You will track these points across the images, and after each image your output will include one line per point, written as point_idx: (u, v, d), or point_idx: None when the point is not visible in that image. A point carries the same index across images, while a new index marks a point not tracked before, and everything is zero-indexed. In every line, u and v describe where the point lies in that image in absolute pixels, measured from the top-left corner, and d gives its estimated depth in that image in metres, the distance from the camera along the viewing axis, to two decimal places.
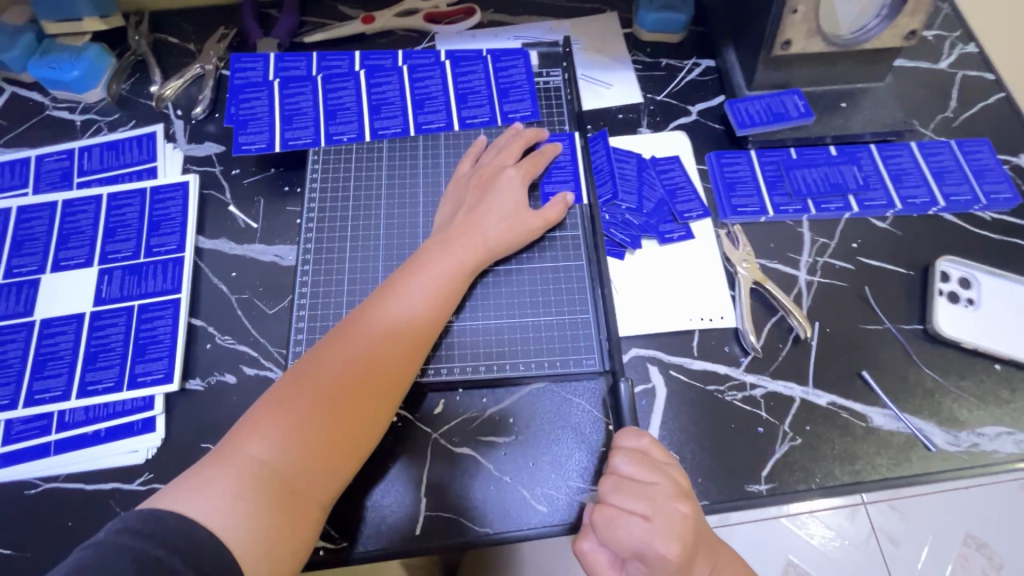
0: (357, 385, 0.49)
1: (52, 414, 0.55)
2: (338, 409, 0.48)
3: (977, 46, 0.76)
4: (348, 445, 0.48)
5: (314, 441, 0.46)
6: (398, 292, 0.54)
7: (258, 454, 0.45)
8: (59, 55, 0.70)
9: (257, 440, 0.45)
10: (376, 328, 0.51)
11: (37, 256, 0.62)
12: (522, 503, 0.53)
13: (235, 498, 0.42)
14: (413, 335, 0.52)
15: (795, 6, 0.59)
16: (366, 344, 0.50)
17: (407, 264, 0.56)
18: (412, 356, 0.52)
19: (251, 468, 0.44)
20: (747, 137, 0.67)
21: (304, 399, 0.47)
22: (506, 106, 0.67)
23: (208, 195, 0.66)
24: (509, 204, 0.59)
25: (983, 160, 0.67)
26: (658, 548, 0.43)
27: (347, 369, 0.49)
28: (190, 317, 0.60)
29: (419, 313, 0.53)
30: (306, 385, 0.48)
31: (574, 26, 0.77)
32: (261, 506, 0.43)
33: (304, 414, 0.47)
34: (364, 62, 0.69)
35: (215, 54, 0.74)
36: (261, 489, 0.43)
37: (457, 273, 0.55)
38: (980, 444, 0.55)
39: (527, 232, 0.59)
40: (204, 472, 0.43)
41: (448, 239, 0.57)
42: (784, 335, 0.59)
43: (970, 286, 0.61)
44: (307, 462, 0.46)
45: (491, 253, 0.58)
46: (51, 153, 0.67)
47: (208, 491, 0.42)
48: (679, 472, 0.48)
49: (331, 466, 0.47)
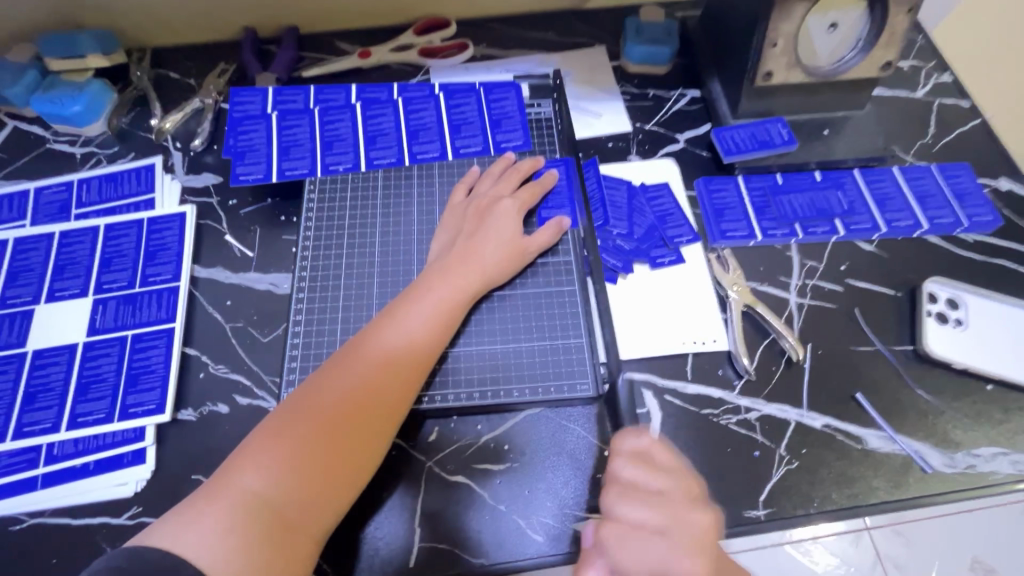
0: (355, 413, 0.49)
1: (41, 447, 0.54)
2: (334, 438, 0.47)
3: (952, 75, 0.79)
4: (343, 476, 0.47)
5: (310, 472, 0.46)
6: (397, 320, 0.54)
7: (252, 485, 0.44)
8: (61, 90, 0.71)
9: (251, 471, 0.45)
10: (376, 356, 0.51)
11: (31, 286, 0.62)
12: (518, 532, 0.52)
13: (224, 531, 0.42)
14: (411, 362, 0.52)
15: (775, 40, 0.62)
16: (365, 371, 0.50)
17: (405, 293, 0.57)
18: (409, 383, 0.52)
19: (243, 500, 0.43)
20: (734, 163, 0.69)
21: (300, 428, 0.47)
22: (499, 135, 0.69)
23: (205, 225, 0.67)
24: (504, 231, 0.60)
25: (964, 185, 0.69)
26: (683, 559, 0.44)
27: (345, 398, 0.49)
28: (183, 346, 0.60)
29: (418, 341, 0.53)
30: (302, 413, 0.48)
31: (565, 59, 0.79)
32: (252, 539, 0.42)
33: (300, 443, 0.46)
34: (360, 94, 0.71)
35: (215, 88, 0.75)
36: (252, 521, 0.43)
37: (455, 301, 0.56)
38: (976, 465, 0.55)
39: (523, 255, 0.60)
40: (194, 505, 0.43)
41: (446, 267, 0.57)
42: (777, 358, 0.59)
43: (957, 307, 0.61)
44: (301, 493, 0.45)
45: (488, 282, 0.58)
46: (50, 186, 0.68)
47: (195, 525, 0.42)
48: (683, 469, 0.49)
49: (326, 496, 0.46)
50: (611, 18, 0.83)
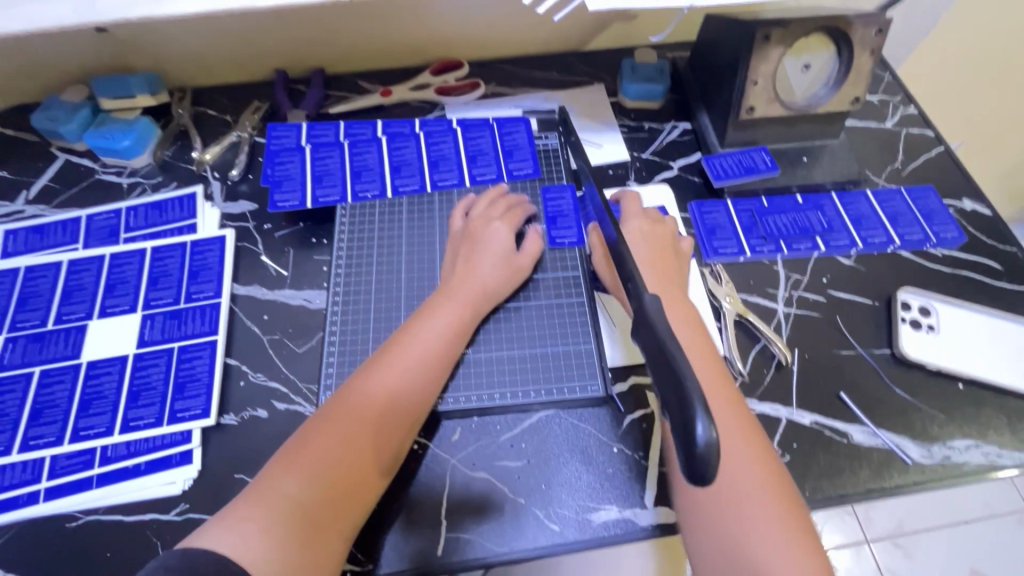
0: (379, 419, 0.52)
1: (96, 449, 0.59)
2: (363, 442, 0.50)
3: (917, 107, 0.87)
4: (372, 475, 0.51)
5: (344, 471, 0.48)
6: (415, 330, 0.58)
7: (290, 490, 0.46)
8: (112, 126, 0.78)
9: (287, 477, 0.47)
10: (398, 364, 0.55)
11: (85, 304, 0.68)
12: (537, 522, 0.56)
13: (266, 532, 0.43)
14: (427, 372, 0.56)
15: (756, 79, 0.70)
16: (387, 381, 0.54)
17: (422, 308, 0.62)
18: (425, 392, 0.56)
19: (282, 503, 0.45)
20: (723, 188, 0.76)
21: (332, 432, 0.50)
22: (511, 164, 0.76)
23: (242, 247, 0.73)
24: (502, 251, 0.66)
25: (931, 205, 0.76)
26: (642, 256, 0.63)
27: (370, 405, 0.52)
28: (226, 356, 0.65)
29: (436, 348, 0.58)
30: (331, 420, 0.51)
31: (567, 95, 0.87)
32: (291, 539, 0.44)
33: (332, 448, 0.49)
34: (385, 128, 0.78)
35: (250, 124, 0.83)
36: (291, 523, 0.45)
37: (465, 313, 0.61)
38: (952, 456, 0.60)
39: (519, 273, 0.66)
40: (235, 510, 0.45)
41: (454, 284, 0.63)
42: (768, 361, 0.65)
43: (929, 314, 0.68)
44: (335, 494, 0.48)
45: (493, 297, 0.64)
46: (100, 212, 0.75)
47: (239, 528, 0.43)
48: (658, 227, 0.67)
49: (357, 494, 0.49)
50: (608, 59, 0.92)
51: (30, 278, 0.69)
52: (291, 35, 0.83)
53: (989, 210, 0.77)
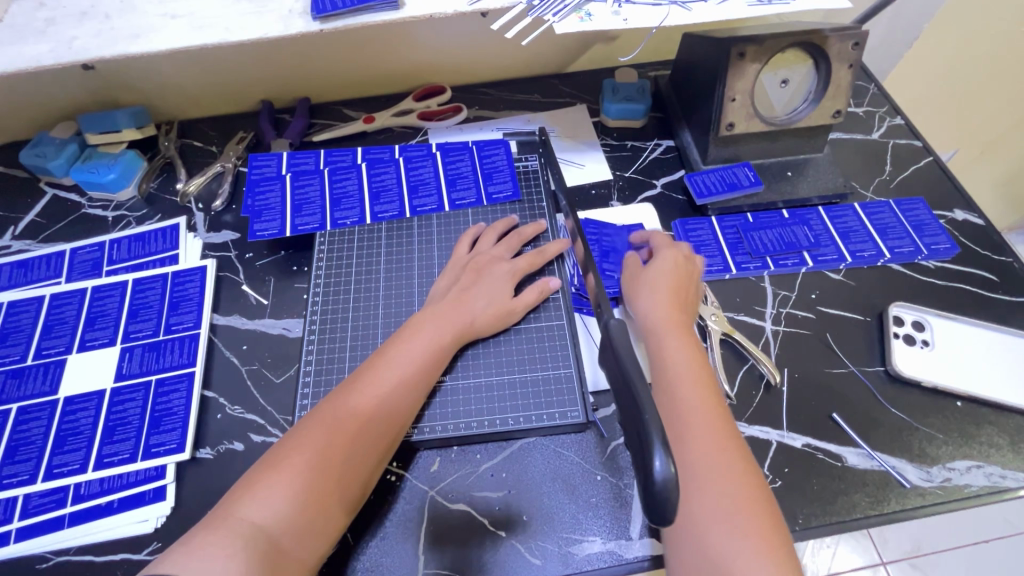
0: (354, 442, 0.50)
1: (69, 487, 0.58)
2: (335, 466, 0.48)
3: (904, 118, 0.86)
4: (337, 504, 0.48)
5: (309, 498, 0.46)
6: (393, 354, 0.56)
7: (253, 516, 0.44)
8: (98, 161, 0.79)
9: (253, 502, 0.44)
10: (374, 389, 0.53)
11: (65, 338, 0.67)
12: (517, 555, 0.54)
13: (230, 556, 0.41)
14: (402, 399, 0.54)
15: (733, 96, 0.70)
16: (362, 402, 0.52)
17: (401, 331, 0.60)
18: (399, 418, 0.54)
19: (245, 530, 0.43)
20: (706, 206, 0.75)
21: (301, 457, 0.47)
22: (491, 187, 0.76)
23: (224, 276, 0.73)
24: (498, 290, 0.64)
25: (921, 216, 0.74)
26: (650, 295, 0.61)
27: (345, 428, 0.50)
28: (203, 389, 0.64)
29: (412, 373, 0.56)
30: (302, 442, 0.48)
31: (549, 117, 0.87)
32: (253, 567, 0.41)
33: (302, 472, 0.46)
34: (365, 155, 0.78)
35: (234, 154, 0.83)
36: (256, 550, 0.42)
37: (446, 339, 0.59)
38: (952, 478, 0.57)
39: (510, 313, 0.64)
40: (195, 538, 0.42)
41: (439, 310, 0.61)
42: (756, 383, 0.63)
43: (923, 329, 0.66)
44: (300, 523, 0.45)
45: (477, 331, 0.62)
46: (84, 246, 0.75)
47: (199, 552, 0.40)
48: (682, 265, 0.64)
49: (320, 525, 0.46)
50: (590, 80, 0.92)
51: (12, 313, 0.69)
52: (273, 68, 0.84)
53: (981, 219, 0.75)
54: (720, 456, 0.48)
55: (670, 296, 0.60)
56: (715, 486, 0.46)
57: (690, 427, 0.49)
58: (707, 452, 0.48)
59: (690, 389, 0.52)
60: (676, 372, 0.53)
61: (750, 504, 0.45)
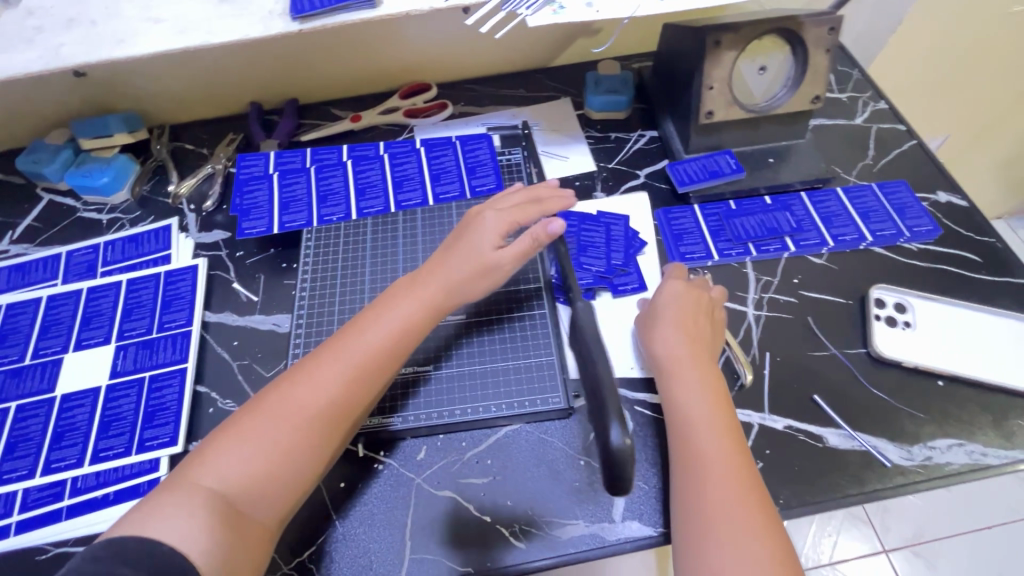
0: (309, 415, 0.49)
1: (66, 481, 0.60)
2: (286, 437, 0.48)
3: (887, 103, 0.86)
4: (292, 470, 0.48)
5: (262, 464, 0.47)
6: (360, 326, 0.55)
7: (206, 480, 0.45)
8: (92, 165, 0.81)
9: (208, 467, 0.46)
10: (334, 360, 0.52)
11: (61, 338, 0.69)
12: (503, 540, 0.55)
13: (189, 516, 0.43)
14: (364, 369, 0.52)
15: (711, 84, 0.70)
16: (321, 374, 0.51)
17: (376, 303, 0.58)
18: (361, 387, 0.52)
19: (198, 493, 0.44)
20: (689, 193, 0.76)
21: (254, 426, 0.48)
22: (474, 180, 0.77)
23: (215, 275, 0.75)
24: (475, 241, 0.59)
25: (904, 199, 0.75)
26: (670, 336, 0.58)
27: (300, 400, 0.50)
28: (195, 384, 0.66)
29: (376, 343, 0.54)
30: (258, 412, 0.49)
31: (533, 111, 0.88)
32: (212, 530, 0.43)
33: (255, 441, 0.48)
34: (351, 153, 0.80)
35: (224, 156, 0.85)
36: (210, 513, 0.44)
37: (417, 307, 0.57)
38: (933, 457, 0.58)
39: (490, 269, 0.59)
40: (155, 500, 0.44)
41: (414, 278, 0.59)
42: (732, 378, 0.63)
43: (905, 310, 0.66)
44: (252, 487, 0.46)
45: (453, 291, 0.58)
46: (79, 248, 0.77)
47: (160, 515, 0.43)
48: (700, 307, 0.61)
49: (274, 490, 0.47)
50: (574, 74, 0.93)
51: (11, 315, 0.71)
52: (260, 69, 0.86)
53: (964, 201, 0.75)
54: (733, 493, 0.47)
55: (688, 338, 0.58)
56: (718, 488, 0.47)
57: (707, 475, 0.48)
58: (721, 492, 0.47)
59: (709, 434, 0.51)
60: (693, 417, 0.52)
61: (770, 555, 0.43)
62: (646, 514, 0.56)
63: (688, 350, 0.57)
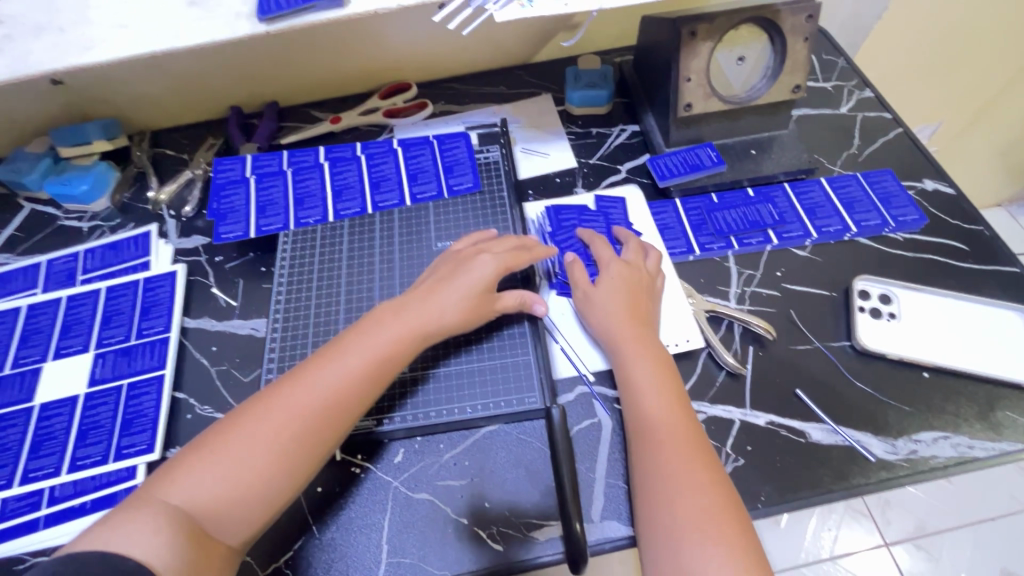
0: (285, 438, 0.49)
1: (44, 490, 0.59)
2: (260, 460, 0.48)
3: (873, 90, 0.85)
4: (265, 494, 0.47)
5: (233, 486, 0.46)
6: (342, 347, 0.54)
7: (174, 500, 0.45)
8: (71, 173, 0.81)
9: (178, 485, 0.46)
10: (315, 383, 0.51)
11: (40, 347, 0.69)
12: (480, 542, 0.55)
13: (152, 534, 0.42)
14: (343, 392, 0.52)
15: (688, 76, 0.69)
16: (299, 398, 0.50)
17: (362, 323, 0.58)
18: (341, 412, 0.51)
19: (162, 511, 0.44)
20: (670, 187, 0.75)
21: (228, 446, 0.48)
22: (451, 180, 0.76)
23: (195, 280, 0.74)
24: (468, 278, 0.61)
25: (890, 188, 0.73)
26: (605, 312, 0.60)
27: (277, 421, 0.49)
28: (173, 391, 0.66)
29: (359, 367, 0.53)
30: (232, 431, 0.49)
31: (514, 108, 0.87)
32: (177, 546, 0.43)
33: (226, 460, 0.47)
34: (328, 154, 0.79)
35: (204, 160, 0.85)
36: (175, 531, 0.43)
37: (401, 332, 0.56)
38: (918, 450, 0.57)
39: (481, 315, 0.61)
40: (119, 515, 0.44)
41: (404, 303, 0.59)
42: (716, 373, 0.62)
43: (890, 302, 0.65)
44: (222, 507, 0.46)
45: (442, 326, 0.58)
46: (59, 257, 0.77)
47: (125, 528, 0.42)
48: (628, 277, 0.62)
49: (247, 512, 0.47)
50: (556, 69, 0.92)
51: None
52: (238, 73, 0.85)
53: (951, 188, 0.74)
54: (696, 480, 0.47)
55: (626, 314, 0.60)
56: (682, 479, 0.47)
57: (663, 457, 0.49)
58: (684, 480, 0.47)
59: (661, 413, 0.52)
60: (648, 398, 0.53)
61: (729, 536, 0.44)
62: (624, 513, 0.55)
63: (624, 330, 0.58)
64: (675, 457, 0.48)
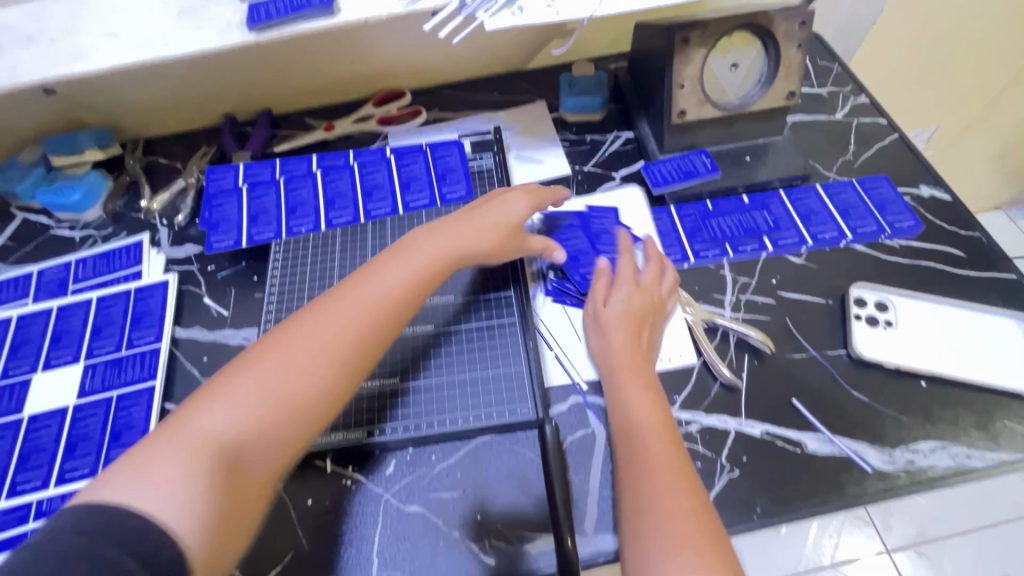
0: (334, 354, 0.47)
1: (31, 503, 0.59)
2: (307, 376, 0.45)
3: (868, 96, 0.85)
4: (310, 414, 0.45)
5: (275, 405, 0.44)
6: (376, 271, 0.53)
7: (211, 426, 0.41)
8: (64, 182, 0.81)
9: (212, 410, 0.42)
10: (359, 300, 0.50)
11: (30, 357, 0.68)
12: (471, 556, 0.54)
13: (181, 478, 0.38)
14: (387, 305, 0.51)
15: (682, 82, 0.69)
16: (345, 310, 0.49)
17: (389, 251, 0.57)
18: (384, 328, 0.50)
19: (198, 440, 0.40)
20: (664, 194, 0.74)
21: (269, 364, 0.45)
22: (444, 188, 0.76)
23: (186, 290, 0.74)
24: (494, 214, 0.62)
25: (885, 194, 0.73)
26: (614, 331, 0.59)
27: (324, 336, 0.47)
28: (163, 402, 0.65)
29: (398, 287, 0.53)
30: (271, 352, 0.46)
31: (508, 115, 0.87)
32: (213, 479, 0.39)
33: (265, 380, 0.44)
34: (321, 163, 0.79)
35: (197, 168, 0.84)
36: (211, 465, 0.39)
37: (433, 257, 0.56)
38: (915, 461, 0.56)
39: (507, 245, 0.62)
40: (146, 453, 0.39)
41: (433, 232, 0.59)
42: (710, 383, 0.61)
43: (886, 309, 0.64)
44: (263, 428, 0.43)
45: (467, 254, 0.59)
46: (50, 266, 0.76)
47: (149, 471, 0.38)
48: (638, 297, 0.61)
49: (290, 435, 0.44)
50: (550, 76, 0.92)
51: None
52: (231, 81, 0.85)
53: (948, 194, 0.73)
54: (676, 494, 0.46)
55: (632, 336, 0.59)
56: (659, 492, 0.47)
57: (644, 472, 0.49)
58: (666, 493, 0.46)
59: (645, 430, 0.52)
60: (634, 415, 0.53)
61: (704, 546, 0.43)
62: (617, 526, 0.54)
63: (631, 355, 0.58)
64: (657, 473, 0.48)
